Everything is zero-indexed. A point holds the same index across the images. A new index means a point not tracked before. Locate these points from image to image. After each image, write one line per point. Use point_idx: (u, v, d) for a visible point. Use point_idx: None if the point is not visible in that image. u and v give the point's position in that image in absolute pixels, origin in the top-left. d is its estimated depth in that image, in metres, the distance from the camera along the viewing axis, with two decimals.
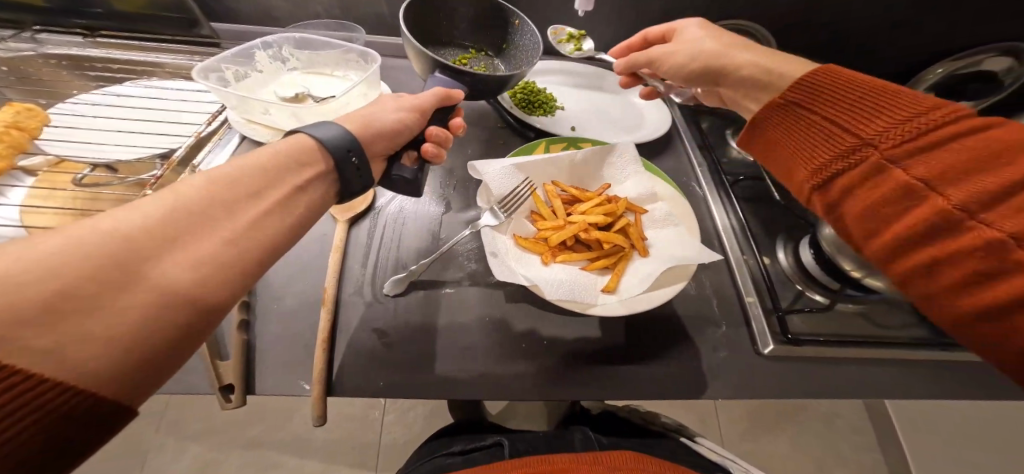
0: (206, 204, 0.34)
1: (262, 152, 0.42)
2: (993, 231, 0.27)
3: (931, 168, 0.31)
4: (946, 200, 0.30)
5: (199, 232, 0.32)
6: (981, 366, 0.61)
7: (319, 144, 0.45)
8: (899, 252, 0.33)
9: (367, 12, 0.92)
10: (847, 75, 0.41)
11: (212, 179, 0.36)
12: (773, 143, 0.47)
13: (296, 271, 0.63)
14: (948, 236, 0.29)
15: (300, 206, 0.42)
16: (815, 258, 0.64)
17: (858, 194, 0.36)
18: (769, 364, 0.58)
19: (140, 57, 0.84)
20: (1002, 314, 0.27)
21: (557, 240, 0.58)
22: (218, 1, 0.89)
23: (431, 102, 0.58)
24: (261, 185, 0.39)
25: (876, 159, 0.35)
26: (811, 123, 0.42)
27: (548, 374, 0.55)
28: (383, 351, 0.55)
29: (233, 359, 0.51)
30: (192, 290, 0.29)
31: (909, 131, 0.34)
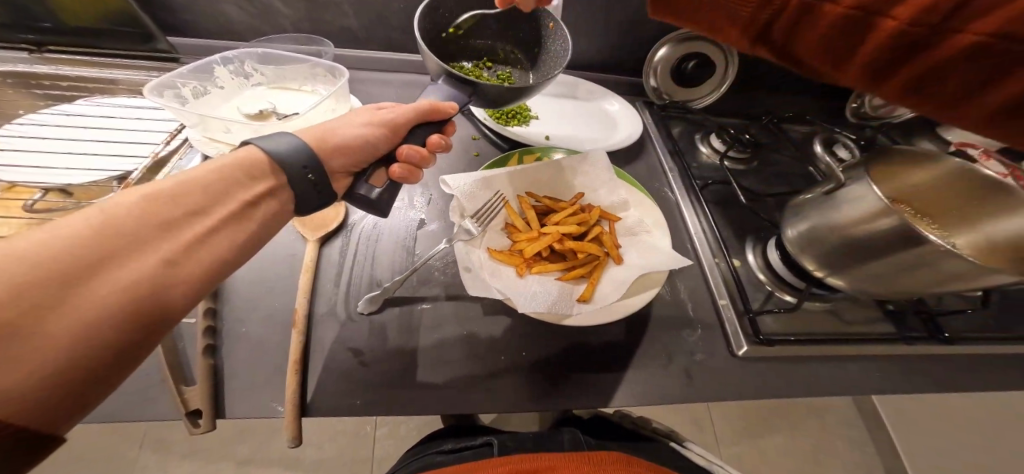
0: (142, 221, 0.35)
1: (207, 166, 0.43)
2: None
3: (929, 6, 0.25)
4: (971, 35, 0.25)
5: (140, 249, 0.33)
6: (941, 356, 0.63)
7: (268, 156, 0.44)
8: (918, 88, 0.29)
9: (335, 25, 0.91)
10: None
11: (153, 192, 0.37)
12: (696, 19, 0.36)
13: (263, 291, 0.60)
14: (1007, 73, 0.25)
15: (253, 222, 0.43)
16: (782, 259, 0.66)
17: (835, 39, 0.30)
18: (743, 363, 0.59)
19: (92, 74, 0.81)
20: None
21: (532, 251, 0.58)
22: (176, 16, 0.87)
23: (407, 115, 0.56)
24: (208, 198, 0.40)
25: (847, 13, 0.28)
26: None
27: (524, 385, 0.55)
28: (360, 370, 0.54)
29: (199, 384, 0.48)
30: (137, 303, 0.31)
31: None
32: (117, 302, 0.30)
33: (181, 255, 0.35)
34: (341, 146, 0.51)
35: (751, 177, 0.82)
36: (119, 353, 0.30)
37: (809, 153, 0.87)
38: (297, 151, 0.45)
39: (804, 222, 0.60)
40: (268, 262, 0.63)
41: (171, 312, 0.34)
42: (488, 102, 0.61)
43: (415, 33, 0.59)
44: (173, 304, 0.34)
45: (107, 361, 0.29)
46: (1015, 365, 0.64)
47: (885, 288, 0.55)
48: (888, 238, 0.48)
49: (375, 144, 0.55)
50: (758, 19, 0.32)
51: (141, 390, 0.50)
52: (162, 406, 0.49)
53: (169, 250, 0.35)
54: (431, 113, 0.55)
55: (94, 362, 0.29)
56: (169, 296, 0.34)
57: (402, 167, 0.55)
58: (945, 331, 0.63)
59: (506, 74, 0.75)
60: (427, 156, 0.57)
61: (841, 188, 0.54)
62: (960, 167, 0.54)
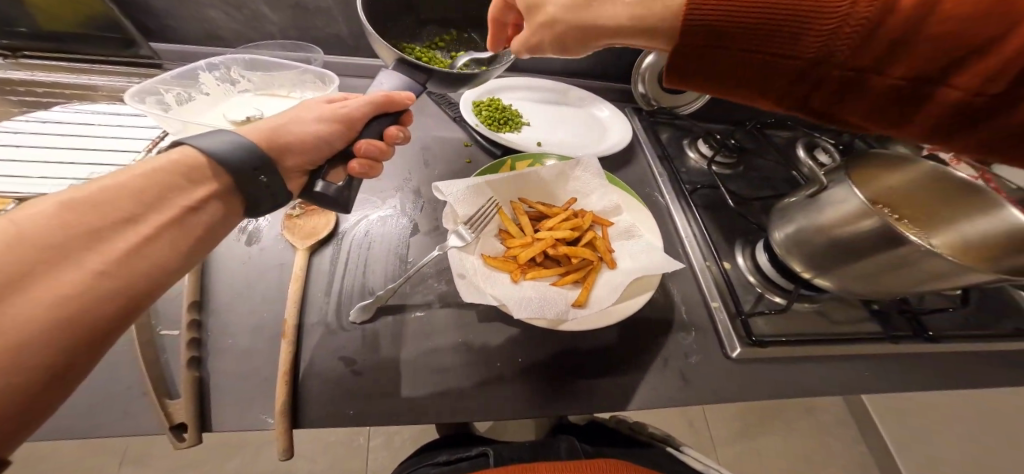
0: (59, 234, 0.32)
1: (133, 172, 0.39)
2: (952, 92, 0.32)
3: (922, 69, 0.33)
4: (956, 90, 0.32)
5: (64, 262, 0.31)
6: (927, 355, 0.65)
7: (207, 155, 0.42)
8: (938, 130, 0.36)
9: (324, 32, 0.90)
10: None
11: (69, 202, 0.34)
12: (717, 88, 0.44)
13: (246, 301, 0.58)
14: (979, 111, 0.33)
15: (196, 227, 0.40)
16: (770, 261, 0.67)
17: (857, 101, 0.38)
18: (736, 365, 0.60)
19: (70, 80, 0.79)
20: None
21: (526, 257, 0.57)
22: (159, 21, 0.85)
23: (365, 109, 0.55)
24: (139, 203, 0.37)
25: (851, 74, 0.35)
26: (754, 62, 0.39)
27: (516, 393, 0.54)
28: (351, 379, 0.52)
29: (184, 397, 0.47)
30: (74, 315, 0.29)
31: (900, 46, 0.32)
32: (48, 318, 0.28)
33: (113, 265, 0.33)
34: (289, 144, 0.50)
35: (738, 181, 0.84)
36: (68, 367, 0.28)
37: (792, 157, 0.89)
38: (241, 150, 0.43)
39: (790, 225, 0.61)
40: (253, 271, 0.61)
41: (115, 321, 0.32)
42: (446, 82, 0.60)
43: (362, 20, 0.58)
44: (114, 316, 0.31)
45: (56, 376, 0.28)
46: (997, 363, 0.66)
47: (870, 288, 0.56)
48: (871, 239, 0.50)
49: (329, 142, 0.54)
50: (803, 87, 0.39)
51: (107, 408, 0.47)
52: (142, 420, 0.47)
53: (102, 260, 0.32)
54: (385, 104, 0.55)
55: (43, 377, 0.27)
56: (109, 306, 0.31)
57: (359, 162, 0.55)
58: (928, 330, 0.65)
59: (460, 56, 0.73)
60: (384, 149, 0.58)
61: (824, 190, 0.56)
62: (935, 169, 0.56)
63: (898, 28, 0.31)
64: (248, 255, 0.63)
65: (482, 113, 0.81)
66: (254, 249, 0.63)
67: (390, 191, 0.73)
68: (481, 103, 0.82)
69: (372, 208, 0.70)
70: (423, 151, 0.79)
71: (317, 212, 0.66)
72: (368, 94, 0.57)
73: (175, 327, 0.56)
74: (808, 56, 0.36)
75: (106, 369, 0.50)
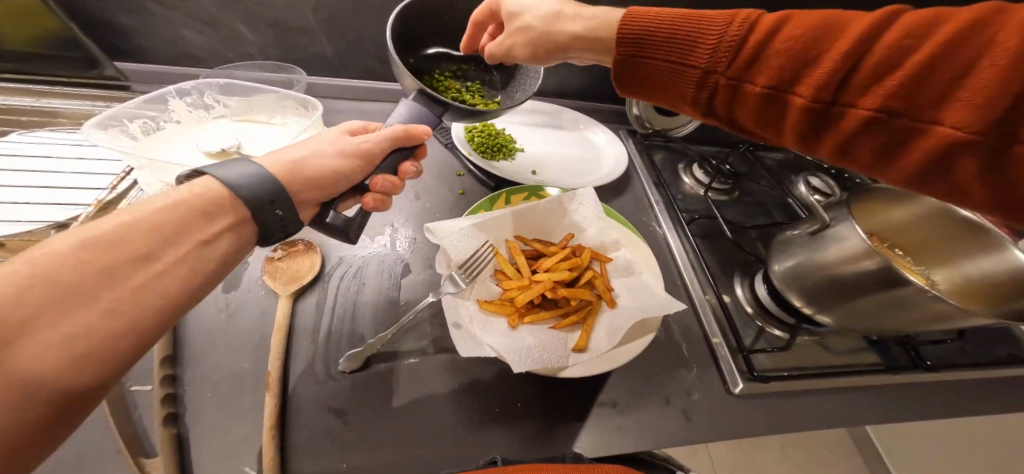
0: (68, 274, 0.29)
1: (154, 205, 0.36)
2: (800, 99, 0.36)
3: (774, 75, 0.37)
4: (801, 98, 0.36)
5: (71, 305, 0.28)
6: (927, 383, 0.65)
7: (231, 189, 0.39)
8: (810, 139, 0.39)
9: (307, 53, 0.86)
10: (653, 15, 0.46)
11: (89, 240, 0.31)
12: (639, 94, 0.51)
13: (224, 350, 0.54)
14: (829, 120, 0.36)
15: (210, 260, 0.37)
16: (769, 293, 0.66)
17: (739, 109, 0.42)
18: (740, 402, 0.58)
19: (28, 105, 0.74)
20: (936, 162, 0.31)
21: (523, 301, 0.55)
22: (126, 40, 0.80)
23: (384, 145, 0.51)
24: (160, 239, 0.34)
25: (729, 82, 0.41)
26: (657, 65, 0.46)
27: (526, 436, 0.52)
28: (343, 431, 0.49)
29: (161, 456, 0.42)
30: (74, 360, 0.27)
31: (761, 57, 0.38)
32: (54, 363, 0.26)
33: (126, 306, 0.30)
34: (312, 179, 0.47)
35: (733, 208, 0.83)
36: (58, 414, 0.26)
37: (785, 182, 0.89)
38: (264, 183, 0.40)
39: (791, 259, 0.60)
40: (229, 318, 0.57)
41: (112, 371, 0.29)
42: (462, 115, 0.58)
43: (389, 47, 0.55)
44: (118, 363, 0.29)
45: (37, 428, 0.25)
46: (991, 389, 0.67)
47: (871, 326, 0.55)
48: (871, 279, 0.49)
49: (349, 177, 0.50)
50: (702, 96, 0.44)
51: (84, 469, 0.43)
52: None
53: (112, 303, 0.30)
54: (403, 139, 0.51)
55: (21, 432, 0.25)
56: (113, 352, 0.29)
57: (374, 196, 0.53)
58: (925, 359, 0.66)
59: (475, 87, 0.70)
60: (399, 185, 0.55)
61: (826, 228, 0.55)
62: (940, 205, 0.57)
63: (752, 38, 0.38)
64: (225, 301, 0.58)
65: (473, 139, 0.79)
66: (232, 294, 0.59)
67: (379, 227, 0.70)
68: (473, 128, 0.80)
69: (361, 246, 0.67)
70: (415, 183, 0.77)
71: (300, 253, 0.62)
72: (387, 127, 0.52)
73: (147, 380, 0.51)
74: (691, 59, 0.43)
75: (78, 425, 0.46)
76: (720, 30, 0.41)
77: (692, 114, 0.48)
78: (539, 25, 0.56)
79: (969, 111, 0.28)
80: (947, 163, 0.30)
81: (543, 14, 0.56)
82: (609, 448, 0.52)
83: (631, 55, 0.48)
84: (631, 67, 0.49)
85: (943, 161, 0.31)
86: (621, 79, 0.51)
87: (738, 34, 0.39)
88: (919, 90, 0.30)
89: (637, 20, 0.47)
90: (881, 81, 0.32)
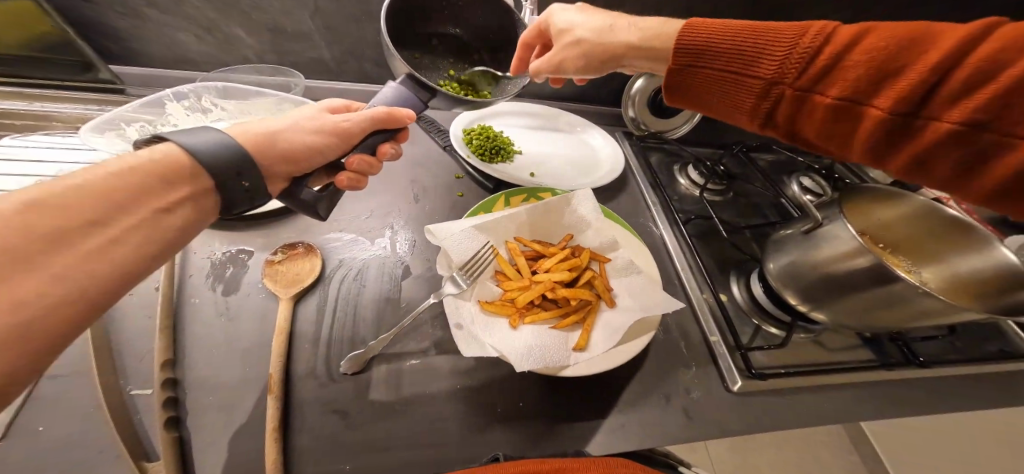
0: (22, 237, 0.28)
1: (105, 169, 0.36)
2: (876, 110, 0.37)
3: (851, 88, 0.38)
4: (879, 110, 0.37)
5: (27, 267, 0.28)
6: (919, 378, 0.67)
7: (186, 153, 0.39)
8: (882, 152, 0.40)
9: (305, 56, 0.87)
10: (719, 27, 0.49)
11: (34, 204, 0.31)
12: (700, 104, 0.54)
13: (221, 354, 0.54)
14: (905, 132, 0.37)
15: (168, 229, 0.37)
16: (766, 292, 0.67)
17: (804, 120, 0.44)
18: (737, 399, 0.59)
19: (23, 108, 0.74)
20: (1020, 179, 0.32)
21: (523, 301, 0.55)
22: (119, 43, 0.79)
23: (362, 125, 0.52)
24: (106, 204, 0.34)
25: (799, 92, 0.42)
26: (721, 75, 0.49)
27: (527, 434, 0.52)
28: (345, 432, 0.49)
29: (162, 459, 0.43)
30: (21, 322, 0.26)
31: (837, 69, 0.39)
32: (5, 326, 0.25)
33: (81, 270, 0.30)
34: (285, 153, 0.47)
35: (730, 209, 0.84)
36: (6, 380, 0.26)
37: (779, 183, 0.91)
38: (225, 148, 0.41)
39: (786, 257, 0.62)
40: (229, 321, 0.57)
41: (62, 336, 0.29)
42: (453, 102, 0.59)
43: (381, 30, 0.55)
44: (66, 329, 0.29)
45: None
46: (981, 384, 0.69)
47: (869, 324, 0.56)
48: (864, 276, 0.50)
49: (325, 154, 0.51)
50: (764, 106, 0.46)
51: (73, 461, 0.43)
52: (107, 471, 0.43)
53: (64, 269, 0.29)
54: (386, 121, 0.52)
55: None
56: (62, 321, 0.29)
57: (347, 175, 0.55)
58: (918, 356, 0.67)
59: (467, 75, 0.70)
60: (374, 165, 0.56)
61: (819, 226, 0.56)
62: (926, 205, 0.59)
63: (829, 52, 0.40)
64: (225, 305, 0.58)
65: (471, 141, 0.79)
66: (231, 298, 0.59)
67: (378, 228, 0.71)
68: (471, 130, 0.81)
69: (361, 248, 0.67)
70: (414, 185, 0.78)
71: (300, 256, 0.62)
72: (367, 109, 0.53)
73: (148, 383, 0.50)
74: (761, 69, 0.45)
75: (69, 420, 0.46)
76: (791, 44, 0.43)
77: (750, 124, 0.50)
78: (588, 37, 0.60)
79: None
80: None
81: (594, 28, 0.60)
82: (610, 446, 0.53)
83: (692, 64, 0.51)
84: (691, 76, 0.52)
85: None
86: (675, 89, 0.54)
87: (811, 47, 0.41)
88: (1007, 105, 0.31)
89: (700, 32, 0.50)
90: (967, 95, 0.33)
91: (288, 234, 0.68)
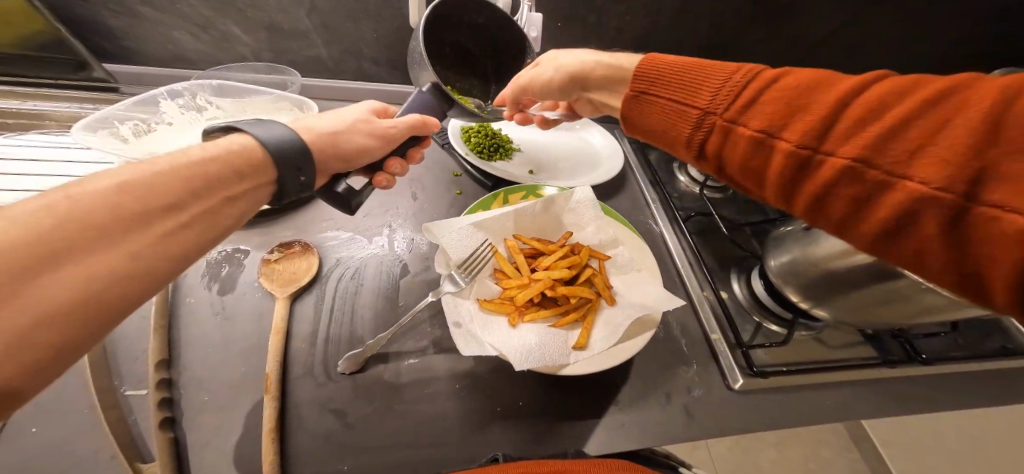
0: (102, 217, 0.29)
1: (192, 155, 0.38)
2: (784, 143, 0.35)
3: (767, 120, 0.37)
4: (787, 143, 0.35)
5: (104, 244, 0.29)
6: (921, 376, 0.66)
7: (262, 147, 0.42)
8: (790, 192, 0.37)
9: (303, 55, 0.86)
10: (670, 62, 0.48)
11: (128, 183, 0.32)
12: (646, 134, 0.52)
13: (216, 355, 0.53)
14: (808, 172, 0.35)
15: (227, 217, 0.38)
16: (766, 289, 0.67)
17: (727, 153, 0.41)
18: (739, 397, 0.59)
19: (15, 107, 0.73)
20: (902, 223, 0.29)
21: (523, 299, 0.55)
22: (111, 42, 0.79)
23: (402, 131, 0.53)
24: (189, 190, 0.35)
25: (724, 122, 0.41)
26: (664, 104, 0.47)
27: (527, 433, 0.52)
28: (344, 432, 0.49)
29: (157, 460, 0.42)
30: (92, 294, 0.27)
31: (756, 102, 0.38)
32: (76, 296, 0.26)
33: (156, 251, 0.31)
34: (342, 154, 0.49)
35: (729, 206, 0.84)
36: (67, 348, 0.26)
37: None
38: (285, 143, 0.43)
39: (786, 254, 0.61)
40: (225, 321, 0.56)
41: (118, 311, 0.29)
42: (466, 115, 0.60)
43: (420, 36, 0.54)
44: (121, 306, 0.29)
45: (25, 370, 0.24)
46: (983, 381, 0.68)
47: (868, 321, 0.55)
48: (864, 273, 0.50)
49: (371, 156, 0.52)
50: (696, 137, 0.44)
51: (67, 463, 0.43)
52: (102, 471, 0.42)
53: (142, 244, 0.31)
54: (421, 129, 0.55)
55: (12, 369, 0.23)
56: (122, 295, 0.29)
57: (385, 177, 0.58)
58: (921, 353, 0.67)
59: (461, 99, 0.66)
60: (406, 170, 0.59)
61: None
62: None
63: (749, 90, 0.39)
64: (221, 304, 0.57)
65: (470, 139, 0.79)
66: (228, 297, 0.58)
67: (376, 227, 0.70)
68: (470, 129, 0.81)
69: (359, 247, 0.67)
70: (413, 183, 0.77)
71: (297, 255, 0.62)
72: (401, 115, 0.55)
73: (141, 384, 0.49)
74: (693, 101, 0.44)
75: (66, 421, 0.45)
76: (725, 80, 0.42)
77: (685, 157, 0.47)
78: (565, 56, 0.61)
79: (930, 167, 0.27)
80: (914, 223, 0.28)
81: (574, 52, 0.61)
82: (614, 443, 0.52)
83: (642, 92, 0.50)
84: (641, 105, 0.50)
85: (912, 223, 0.29)
86: (626, 116, 0.53)
87: (740, 83, 0.40)
88: (891, 145, 0.29)
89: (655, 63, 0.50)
90: (858, 132, 0.31)
91: (286, 233, 0.67)
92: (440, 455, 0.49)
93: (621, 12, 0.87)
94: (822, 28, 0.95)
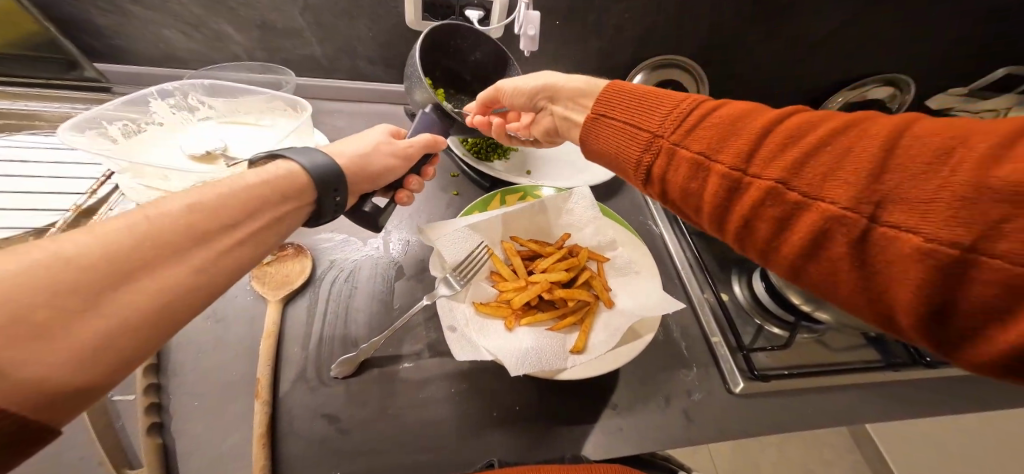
0: (160, 235, 0.30)
1: (252, 176, 0.39)
2: (718, 165, 0.32)
3: (705, 142, 0.34)
4: (722, 165, 0.32)
5: (167, 261, 0.30)
6: (926, 379, 0.65)
7: (307, 175, 0.43)
8: (722, 219, 0.34)
9: (297, 53, 0.85)
10: (630, 89, 0.45)
11: (193, 205, 0.33)
12: (598, 156, 0.48)
13: (207, 359, 0.52)
14: (738, 196, 0.32)
15: (277, 234, 0.39)
16: (767, 291, 0.66)
17: (669, 178, 0.37)
18: (740, 401, 0.58)
19: (6, 107, 0.72)
20: (822, 250, 0.27)
21: (521, 302, 0.54)
22: (102, 41, 0.77)
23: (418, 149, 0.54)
24: (243, 211, 0.36)
25: (667, 144, 0.37)
26: (615, 127, 0.44)
27: (524, 438, 0.51)
28: (338, 438, 0.48)
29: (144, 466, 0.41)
30: (155, 309, 0.28)
31: (697, 125, 0.35)
32: (140, 312, 0.27)
33: (213, 268, 0.32)
34: (369, 175, 0.49)
35: None
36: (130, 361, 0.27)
37: None
38: (321, 168, 0.43)
39: None
40: (216, 324, 0.55)
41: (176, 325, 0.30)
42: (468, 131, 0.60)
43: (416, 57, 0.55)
44: (178, 321, 0.30)
45: (92, 384, 0.25)
46: (988, 385, 0.67)
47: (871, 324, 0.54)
48: None
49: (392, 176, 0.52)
50: (642, 162, 0.40)
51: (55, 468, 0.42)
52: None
53: (201, 261, 0.32)
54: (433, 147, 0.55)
55: (77, 384, 0.24)
56: (181, 311, 0.30)
57: (406, 193, 0.57)
58: (925, 356, 0.66)
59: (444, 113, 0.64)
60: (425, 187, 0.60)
61: None
62: None
63: (694, 114, 0.36)
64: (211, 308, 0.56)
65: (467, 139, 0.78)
66: (219, 300, 0.57)
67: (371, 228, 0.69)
68: None
69: (353, 249, 0.66)
70: None
71: (290, 258, 0.61)
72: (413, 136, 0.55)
73: (129, 389, 0.48)
74: (644, 125, 0.40)
75: None
76: (672, 106, 0.39)
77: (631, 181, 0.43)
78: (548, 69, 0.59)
79: (841, 188, 0.25)
80: (832, 251, 0.26)
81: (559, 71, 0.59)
82: (615, 446, 0.52)
83: (598, 114, 0.46)
84: (596, 127, 0.47)
85: (832, 250, 0.26)
86: (581, 138, 0.49)
87: (685, 108, 0.38)
88: (811, 166, 0.27)
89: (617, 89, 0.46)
90: (782, 153, 0.29)
91: None
92: (440, 459, 0.48)
93: (619, 10, 0.86)
94: (823, 27, 0.94)
